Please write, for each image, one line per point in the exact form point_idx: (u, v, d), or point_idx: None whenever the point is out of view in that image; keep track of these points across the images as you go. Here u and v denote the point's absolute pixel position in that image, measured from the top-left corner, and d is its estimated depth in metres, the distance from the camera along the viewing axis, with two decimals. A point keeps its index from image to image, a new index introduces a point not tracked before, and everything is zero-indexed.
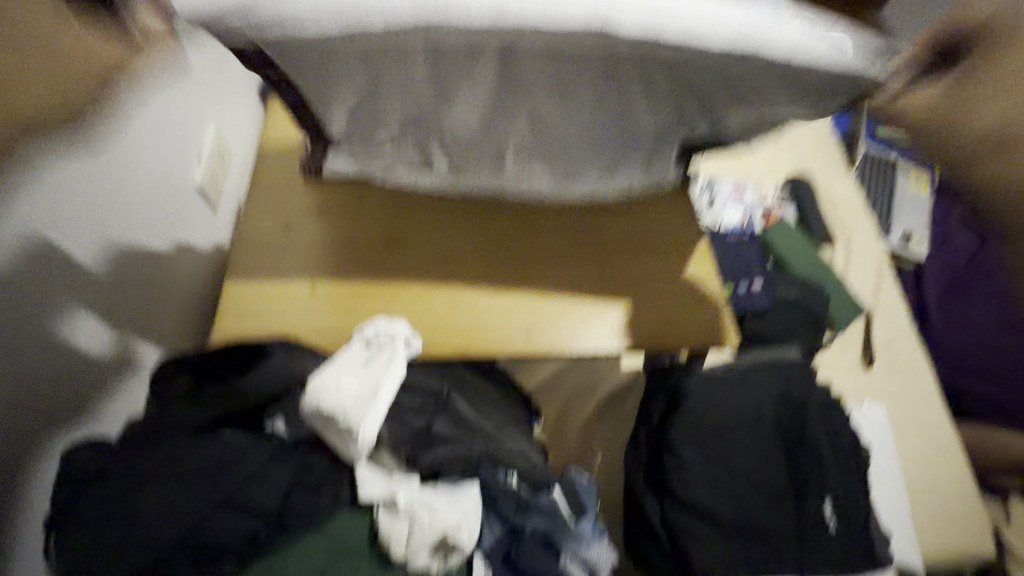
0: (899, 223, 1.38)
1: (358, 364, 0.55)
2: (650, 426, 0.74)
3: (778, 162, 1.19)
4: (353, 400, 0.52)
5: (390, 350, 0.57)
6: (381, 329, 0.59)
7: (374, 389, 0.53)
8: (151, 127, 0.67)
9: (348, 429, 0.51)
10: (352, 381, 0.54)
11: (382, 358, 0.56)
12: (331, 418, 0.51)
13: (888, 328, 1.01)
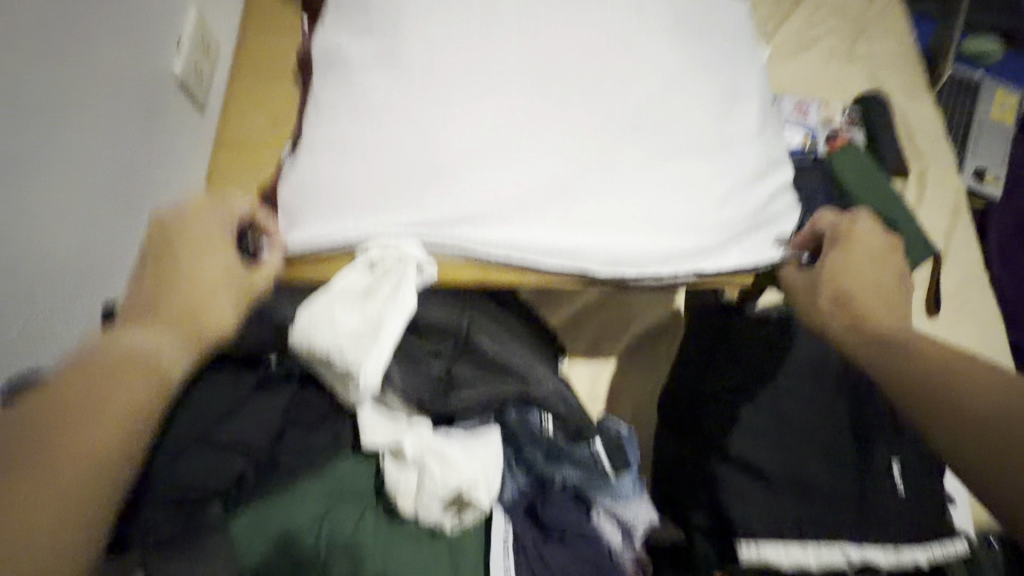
0: (974, 156, 1.22)
1: (354, 291, 0.50)
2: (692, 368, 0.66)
3: (849, 78, 1.02)
4: (351, 335, 0.48)
5: (392, 274, 0.50)
6: (388, 244, 0.51)
7: (374, 326, 0.48)
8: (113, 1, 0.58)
9: (347, 364, 0.48)
10: (347, 313, 0.49)
11: (385, 286, 0.50)
12: (329, 351, 0.48)
13: (958, 271, 0.90)
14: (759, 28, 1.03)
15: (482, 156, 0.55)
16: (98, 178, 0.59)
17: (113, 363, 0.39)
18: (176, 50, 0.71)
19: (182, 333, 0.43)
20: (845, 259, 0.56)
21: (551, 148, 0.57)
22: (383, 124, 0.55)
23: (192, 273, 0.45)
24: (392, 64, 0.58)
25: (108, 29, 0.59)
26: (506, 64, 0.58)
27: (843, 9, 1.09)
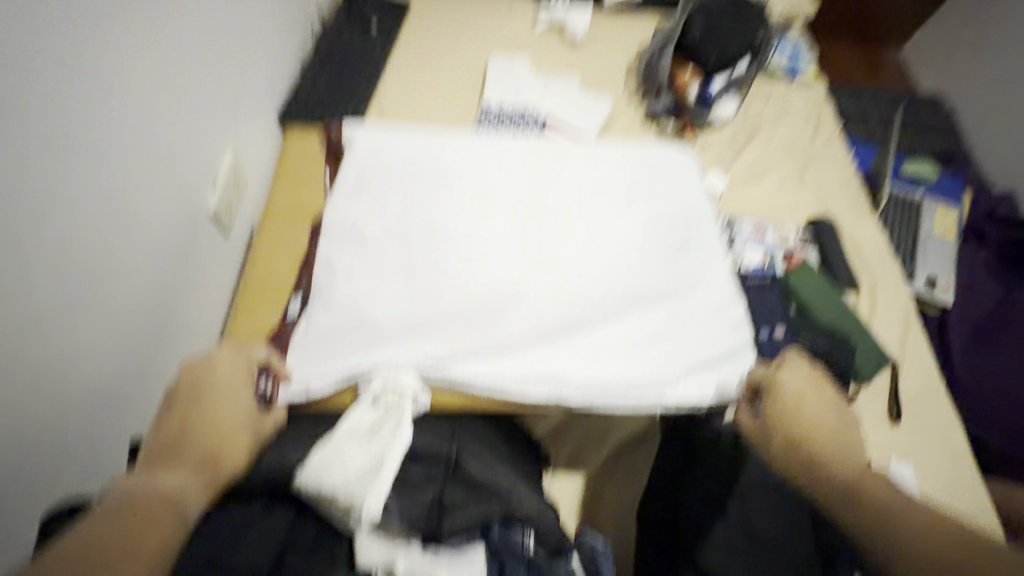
0: (925, 267, 1.34)
1: (362, 429, 0.58)
2: (669, 486, 0.75)
3: (800, 203, 1.16)
4: (358, 475, 0.54)
5: (392, 412, 0.59)
6: (389, 386, 0.60)
7: (379, 461, 0.56)
8: (162, 164, 0.70)
9: (351, 502, 0.53)
10: (356, 452, 0.56)
11: (389, 424, 0.58)
12: (335, 492, 0.54)
13: (915, 379, 0.97)
14: (718, 161, 1.18)
15: (469, 304, 0.66)
16: (132, 305, 0.67)
17: (137, 497, 0.46)
18: (211, 189, 0.82)
19: (197, 470, 0.50)
20: (785, 405, 0.64)
21: (525, 296, 0.67)
22: (388, 276, 0.67)
23: (216, 420, 0.54)
24: (401, 227, 0.71)
25: (158, 181, 0.70)
26: (493, 228, 0.71)
27: (791, 143, 1.25)
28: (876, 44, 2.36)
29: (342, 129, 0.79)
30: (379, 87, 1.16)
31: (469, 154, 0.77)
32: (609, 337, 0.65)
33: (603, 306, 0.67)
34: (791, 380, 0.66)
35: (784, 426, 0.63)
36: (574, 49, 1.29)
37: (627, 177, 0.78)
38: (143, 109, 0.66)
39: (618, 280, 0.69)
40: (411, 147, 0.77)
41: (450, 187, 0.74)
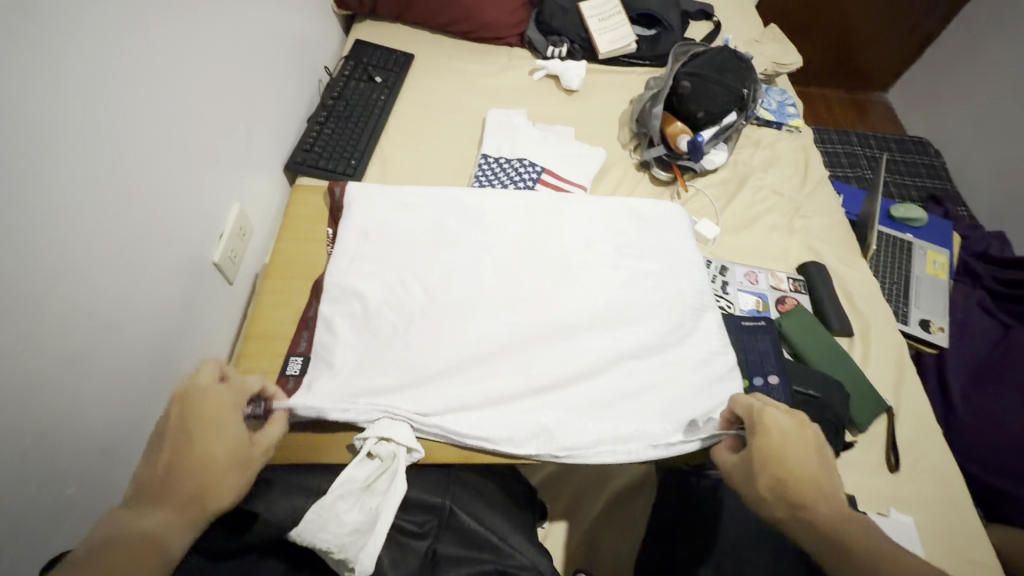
0: (918, 309, 1.36)
1: (356, 486, 0.58)
2: (660, 538, 0.72)
3: (790, 247, 1.19)
4: (353, 530, 0.54)
5: (387, 467, 0.60)
6: (385, 439, 0.61)
7: (374, 518, 0.56)
8: (170, 217, 0.73)
9: (346, 560, 0.53)
10: (351, 508, 0.56)
11: (383, 481, 0.59)
12: (327, 549, 0.53)
13: (912, 425, 0.97)
14: (709, 207, 1.22)
15: (465, 355, 0.67)
16: (140, 358, 0.69)
17: (120, 542, 0.46)
18: (217, 241, 0.86)
19: (182, 510, 0.50)
20: (773, 446, 0.58)
21: (519, 347, 0.69)
22: (388, 328, 0.69)
23: (206, 453, 0.52)
24: (401, 279, 0.74)
25: (167, 236, 0.73)
26: (489, 280, 0.74)
27: (780, 189, 1.29)
28: (862, 87, 2.44)
29: (345, 187, 0.83)
30: (381, 137, 1.21)
31: (470, 209, 0.81)
32: (600, 388, 0.67)
33: (595, 357, 0.69)
34: (780, 418, 0.60)
35: (771, 469, 0.57)
36: (568, 102, 1.36)
37: (620, 229, 0.81)
38: (154, 167, 0.69)
39: (610, 331, 0.71)
40: (415, 205, 0.81)
41: (450, 242, 0.77)
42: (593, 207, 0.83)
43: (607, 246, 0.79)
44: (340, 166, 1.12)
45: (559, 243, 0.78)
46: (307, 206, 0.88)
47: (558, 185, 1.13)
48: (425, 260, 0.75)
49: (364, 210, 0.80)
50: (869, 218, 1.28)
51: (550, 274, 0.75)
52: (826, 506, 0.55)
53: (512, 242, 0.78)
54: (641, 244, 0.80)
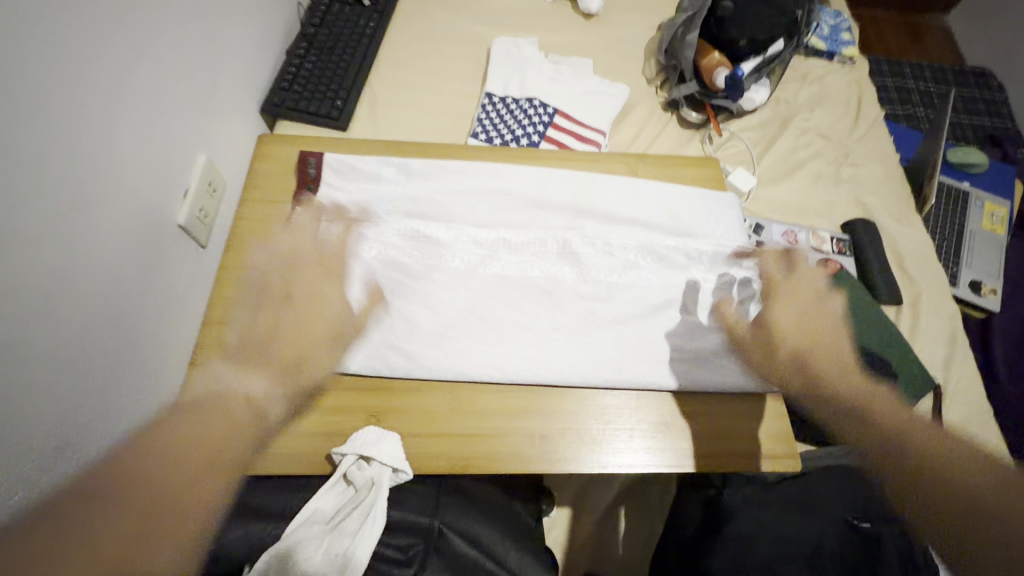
0: (969, 269, 1.23)
1: (324, 516, 0.50)
2: (680, 548, 0.67)
3: (836, 201, 1.05)
4: None
5: (360, 498, 0.51)
6: (364, 464, 0.52)
7: (340, 568, 0.46)
8: (125, 164, 0.60)
9: None
10: (313, 556, 0.47)
11: (354, 517, 0.49)
12: None
13: (960, 405, 0.88)
14: (745, 153, 1.07)
15: (491, 349, 0.60)
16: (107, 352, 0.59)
17: (223, 405, 0.46)
18: (181, 201, 0.73)
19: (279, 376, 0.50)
20: (788, 323, 0.59)
21: (504, 296, 0.63)
22: (403, 312, 0.61)
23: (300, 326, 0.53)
24: (416, 258, 0.63)
25: (129, 186, 0.61)
26: (517, 266, 0.64)
27: (827, 132, 1.13)
28: (919, 9, 2.15)
29: (323, 159, 0.70)
30: (371, 73, 1.06)
31: (484, 181, 0.70)
32: (646, 378, 0.60)
33: (638, 353, 0.61)
34: (802, 296, 0.61)
35: (793, 341, 0.58)
36: (586, 29, 1.17)
37: (664, 212, 0.70)
38: (101, 110, 0.56)
39: (650, 317, 0.64)
40: (416, 181, 0.69)
41: (464, 216, 0.67)
42: (633, 186, 0.71)
43: (632, 196, 0.71)
44: (323, 108, 0.98)
45: (576, 188, 0.70)
46: (276, 160, 0.75)
47: (573, 130, 0.98)
48: (423, 203, 0.68)
49: (361, 187, 0.68)
50: (926, 164, 1.11)
51: (553, 218, 0.69)
52: (842, 369, 0.55)
53: (524, 184, 0.70)
54: (672, 200, 0.71)
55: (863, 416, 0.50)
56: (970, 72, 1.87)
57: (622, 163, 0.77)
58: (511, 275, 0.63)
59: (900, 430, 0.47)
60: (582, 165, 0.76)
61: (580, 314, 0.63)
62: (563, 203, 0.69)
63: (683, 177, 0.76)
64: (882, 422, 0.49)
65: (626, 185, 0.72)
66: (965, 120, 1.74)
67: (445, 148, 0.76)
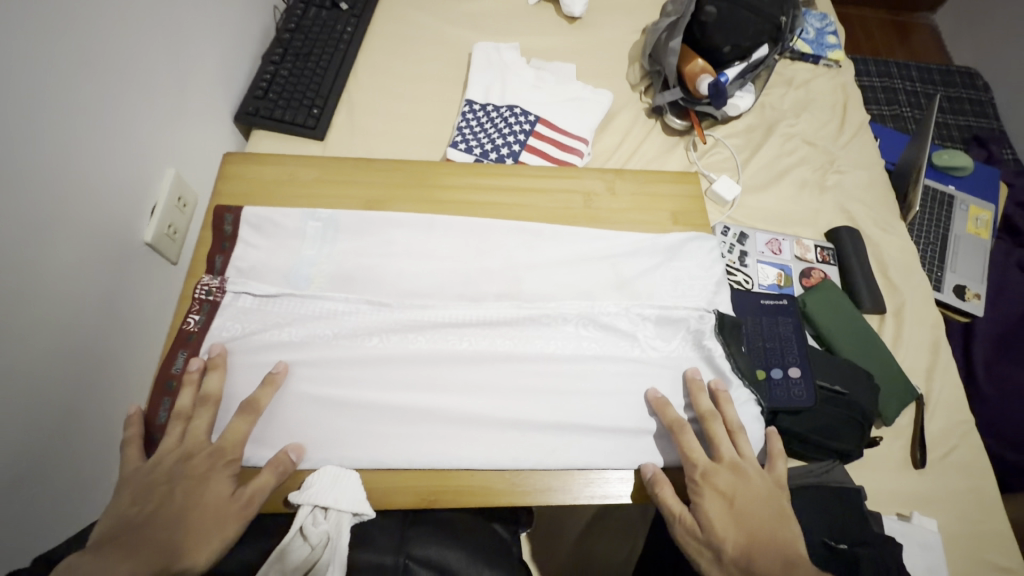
0: (954, 273, 1.23)
1: None
2: (659, 566, 0.68)
3: (821, 209, 1.04)
4: None
5: (315, 559, 0.48)
6: (324, 517, 0.51)
7: None
8: (70, 184, 0.58)
9: None
10: None
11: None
12: None
13: (940, 416, 0.87)
14: (729, 159, 1.06)
15: (443, 401, 0.59)
16: (64, 377, 0.58)
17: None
18: (148, 218, 0.71)
19: (147, 562, 0.46)
20: (722, 518, 0.54)
21: (475, 327, 0.63)
22: (314, 394, 0.58)
23: (191, 503, 0.50)
24: (331, 339, 0.61)
25: (74, 207, 0.59)
26: (458, 324, 0.63)
27: (813, 139, 1.12)
28: (907, 7, 2.14)
29: (240, 214, 0.67)
30: (349, 80, 1.04)
31: (423, 237, 0.68)
32: (591, 452, 0.58)
33: (602, 402, 0.60)
34: (723, 465, 0.57)
35: (734, 540, 0.53)
36: (570, 32, 1.15)
37: (607, 267, 0.68)
38: (39, 129, 0.54)
39: (601, 377, 0.62)
40: (342, 237, 0.67)
41: (391, 284, 0.65)
42: (571, 243, 0.69)
43: (613, 225, 0.72)
44: (299, 116, 0.95)
45: (551, 219, 0.71)
46: (241, 179, 0.72)
47: (555, 138, 0.97)
48: (398, 230, 0.68)
49: (280, 244, 0.66)
50: (912, 169, 1.10)
51: (530, 242, 0.69)
52: (783, 568, 0.51)
53: (497, 213, 0.71)
54: (647, 234, 0.71)
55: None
56: (959, 73, 1.87)
57: (600, 178, 0.75)
58: (477, 308, 0.63)
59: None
60: (538, 197, 0.73)
61: (552, 343, 0.63)
62: (537, 227, 0.69)
63: (665, 194, 0.75)
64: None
65: (602, 219, 0.73)
66: (952, 121, 1.74)
67: (419, 164, 0.75)
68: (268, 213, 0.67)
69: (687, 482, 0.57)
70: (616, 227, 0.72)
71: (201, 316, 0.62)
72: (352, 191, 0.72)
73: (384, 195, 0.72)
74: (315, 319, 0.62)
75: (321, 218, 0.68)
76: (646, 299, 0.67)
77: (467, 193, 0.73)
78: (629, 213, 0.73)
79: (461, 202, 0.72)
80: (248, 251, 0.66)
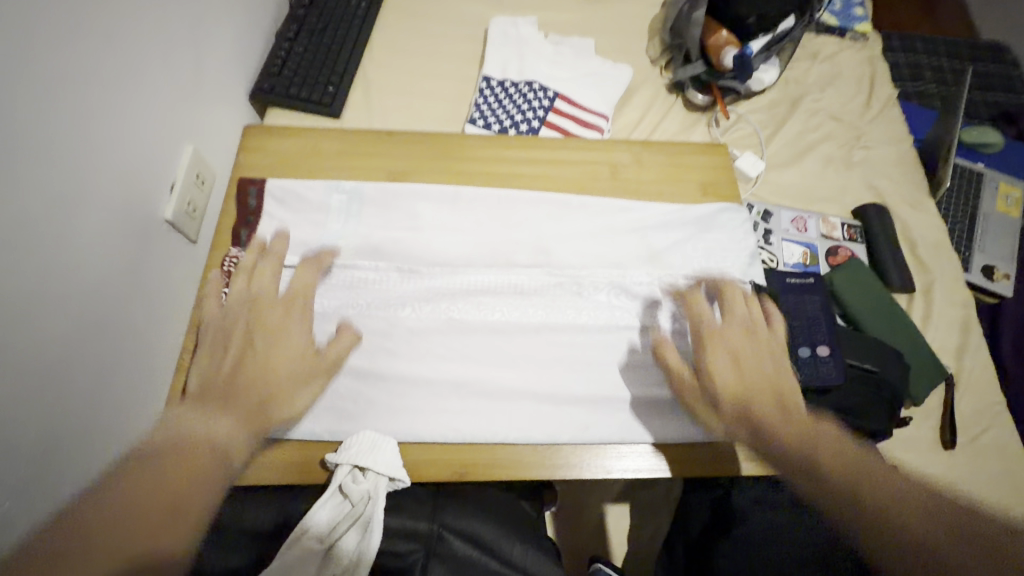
0: (982, 252, 1.20)
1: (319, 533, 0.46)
2: (686, 545, 0.67)
3: (848, 185, 1.02)
4: None
5: (355, 516, 0.47)
6: (362, 477, 0.50)
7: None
8: (93, 158, 0.57)
9: None
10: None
11: (354, 533, 0.47)
12: None
13: (972, 396, 0.85)
14: (752, 136, 1.03)
15: (478, 373, 0.57)
16: (90, 351, 0.58)
17: (186, 449, 0.41)
18: (169, 194, 0.71)
19: (247, 419, 0.47)
20: (727, 369, 0.53)
21: (505, 298, 0.61)
22: (348, 364, 0.56)
23: (266, 363, 0.51)
24: (366, 309, 0.59)
25: (97, 181, 0.58)
26: (493, 289, 0.61)
27: (839, 114, 1.09)
28: None
29: (264, 186, 0.66)
30: (364, 57, 1.02)
31: (447, 210, 0.66)
32: (624, 429, 0.56)
33: (639, 374, 0.59)
34: (733, 327, 0.56)
35: (735, 390, 0.52)
36: (588, 6, 1.12)
37: (637, 240, 0.66)
38: (64, 101, 0.53)
39: (633, 351, 0.60)
40: (367, 210, 0.65)
41: (421, 253, 0.63)
42: (598, 215, 0.67)
43: (641, 197, 0.70)
44: (315, 93, 0.94)
45: (578, 191, 0.70)
46: (267, 152, 0.71)
47: (574, 114, 0.94)
48: (424, 201, 0.66)
49: (307, 219, 0.64)
50: (942, 143, 1.07)
51: (556, 214, 0.67)
52: (784, 415, 0.49)
53: (521, 186, 0.69)
54: (678, 204, 0.69)
55: (824, 477, 0.44)
56: (986, 47, 1.81)
57: (627, 151, 0.73)
58: (509, 278, 0.62)
59: (858, 493, 0.42)
60: (567, 168, 0.72)
61: (585, 312, 0.61)
62: (563, 199, 0.68)
63: (694, 165, 0.73)
64: (846, 481, 0.43)
65: (630, 190, 0.71)
66: (979, 97, 1.69)
67: (440, 139, 0.74)
68: (291, 186, 0.66)
69: (693, 341, 0.56)
70: (646, 198, 0.70)
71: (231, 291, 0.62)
72: (373, 164, 0.71)
73: (410, 167, 0.71)
74: (340, 285, 0.60)
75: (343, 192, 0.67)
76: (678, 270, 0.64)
77: (491, 165, 0.71)
78: (657, 185, 0.71)
79: (485, 175, 0.70)
80: (274, 223, 0.64)
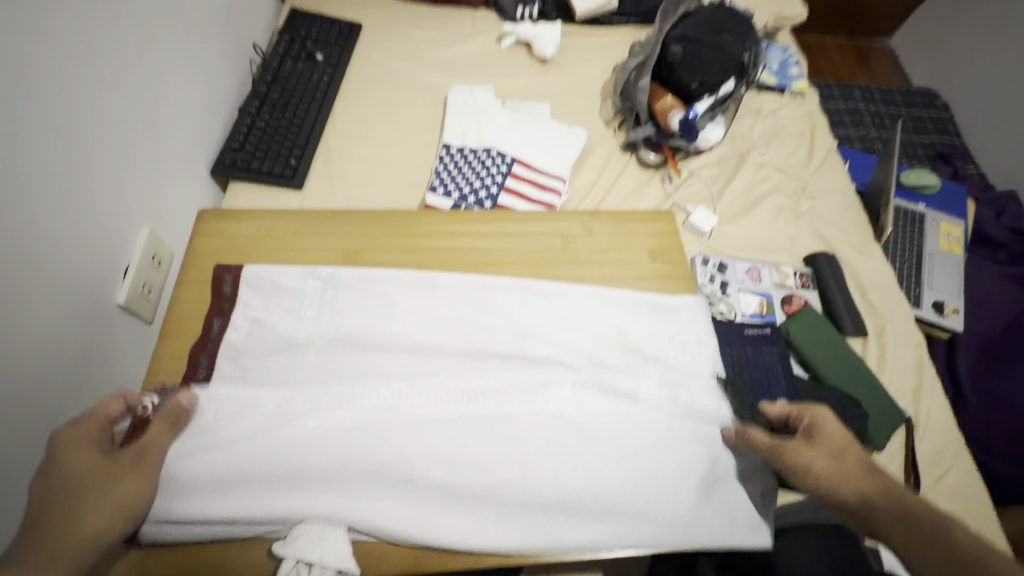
0: (931, 290, 1.25)
1: None
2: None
3: (796, 235, 1.06)
4: None
5: None
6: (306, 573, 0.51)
7: None
8: (45, 254, 0.58)
9: None
10: None
11: None
12: None
13: (929, 437, 0.87)
14: (704, 191, 1.08)
15: (435, 466, 0.58)
16: (22, 453, 0.55)
17: None
18: (121, 279, 0.70)
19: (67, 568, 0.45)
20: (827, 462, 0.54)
21: (462, 374, 0.63)
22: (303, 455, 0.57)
23: (77, 526, 0.47)
24: (319, 396, 0.60)
25: (49, 276, 0.58)
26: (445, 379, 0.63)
27: (784, 166, 1.15)
28: (863, 34, 2.24)
29: (241, 274, 0.68)
30: (326, 129, 1.05)
31: (406, 292, 0.69)
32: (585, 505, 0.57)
33: (594, 452, 0.60)
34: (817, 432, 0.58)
35: (851, 455, 0.55)
36: (543, 74, 1.19)
37: (592, 310, 0.70)
38: (16, 205, 0.54)
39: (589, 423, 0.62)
40: (342, 295, 0.67)
41: (379, 335, 0.65)
42: (556, 285, 0.70)
43: (593, 267, 0.74)
44: (277, 167, 0.96)
45: (533, 264, 0.74)
46: (216, 237, 0.74)
47: (533, 178, 0.98)
48: (378, 281, 0.69)
49: (279, 306, 0.66)
50: (880, 191, 1.13)
51: (515, 286, 0.70)
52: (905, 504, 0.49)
53: (473, 262, 0.73)
54: (628, 276, 0.74)
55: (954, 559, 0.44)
56: (920, 94, 1.95)
57: (577, 221, 0.78)
58: (465, 352, 0.65)
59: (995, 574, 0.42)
60: (519, 240, 0.76)
61: (540, 385, 0.63)
62: (518, 275, 0.72)
63: (641, 233, 0.78)
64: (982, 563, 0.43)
65: (583, 262, 0.75)
66: (916, 139, 1.81)
67: (398, 215, 0.77)
68: (268, 273, 0.68)
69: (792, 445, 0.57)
70: (600, 269, 0.74)
71: (206, 365, 0.63)
72: (329, 243, 0.74)
73: (363, 245, 0.74)
74: (300, 373, 0.62)
75: (300, 274, 0.68)
76: (631, 339, 0.68)
77: (447, 240, 0.75)
78: (608, 255, 0.75)
79: (442, 250, 0.74)
80: (248, 312, 0.66)
